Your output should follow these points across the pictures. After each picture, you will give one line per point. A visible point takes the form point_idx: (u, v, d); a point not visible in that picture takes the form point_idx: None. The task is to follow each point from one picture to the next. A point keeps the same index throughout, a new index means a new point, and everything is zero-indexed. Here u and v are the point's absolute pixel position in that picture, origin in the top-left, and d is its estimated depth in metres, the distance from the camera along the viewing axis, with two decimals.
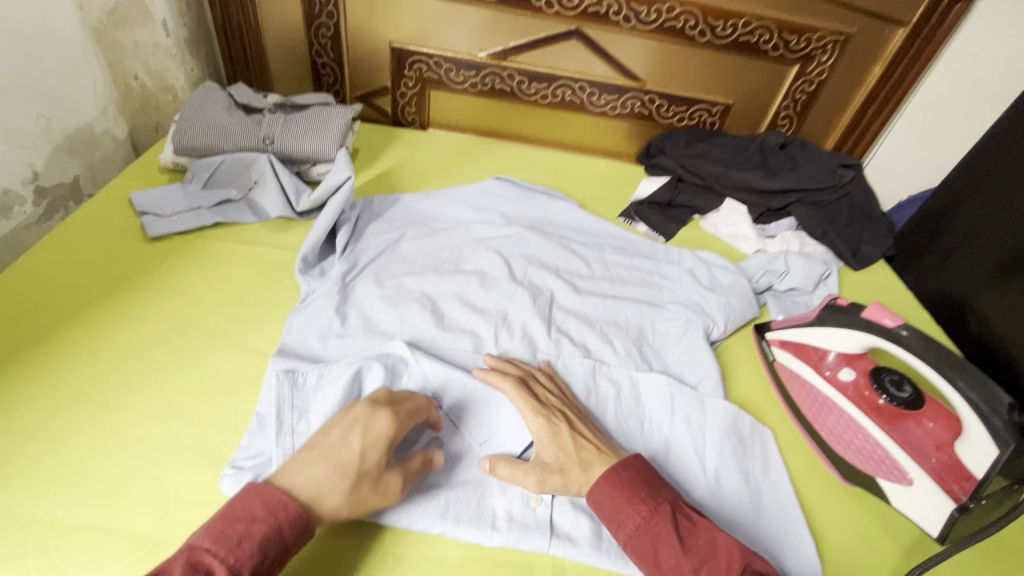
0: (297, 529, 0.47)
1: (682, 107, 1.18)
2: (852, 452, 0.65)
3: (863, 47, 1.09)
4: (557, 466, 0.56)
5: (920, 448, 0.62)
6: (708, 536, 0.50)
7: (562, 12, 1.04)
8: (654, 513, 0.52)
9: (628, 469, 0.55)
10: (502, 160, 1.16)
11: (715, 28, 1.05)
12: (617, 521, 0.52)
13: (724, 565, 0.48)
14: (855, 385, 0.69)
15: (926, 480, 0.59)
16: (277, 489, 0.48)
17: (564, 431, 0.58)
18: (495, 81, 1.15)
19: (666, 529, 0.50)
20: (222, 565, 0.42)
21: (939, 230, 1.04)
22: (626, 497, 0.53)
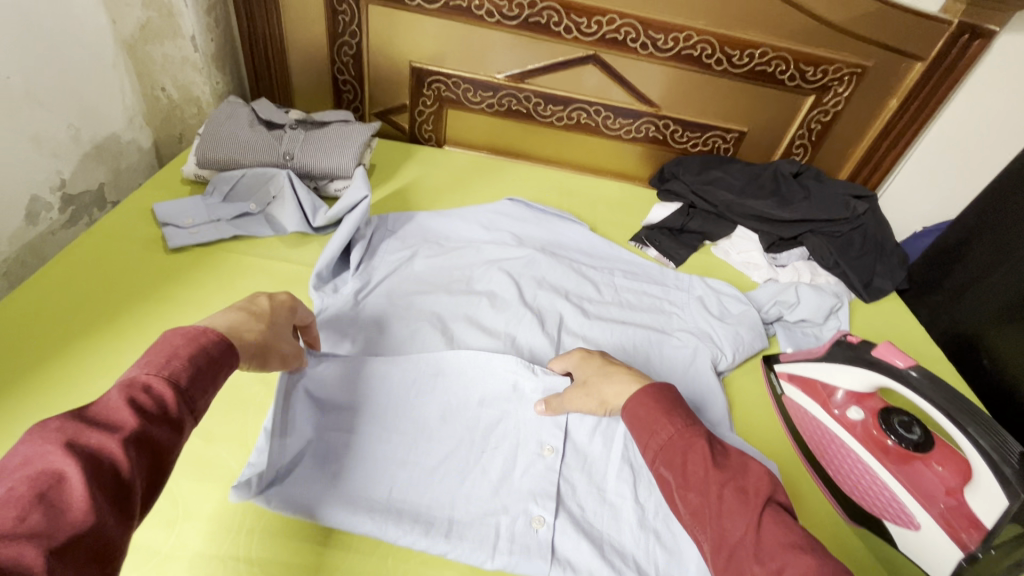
0: (225, 347, 0.46)
1: (696, 133, 1.18)
2: (859, 493, 0.64)
3: (880, 80, 1.09)
4: (587, 376, 0.66)
5: (929, 491, 0.61)
6: (739, 460, 0.51)
7: (580, 37, 1.06)
8: (687, 431, 0.53)
9: (669, 394, 0.57)
10: (516, 180, 1.18)
11: (731, 57, 1.06)
12: (653, 429, 0.54)
13: (751, 488, 0.49)
14: (864, 424, 0.68)
15: (934, 525, 0.58)
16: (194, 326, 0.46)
17: (598, 350, 0.68)
18: (512, 102, 1.17)
19: (698, 445, 0.52)
20: (164, 381, 0.41)
21: (953, 265, 1.04)
22: (665, 412, 0.55)
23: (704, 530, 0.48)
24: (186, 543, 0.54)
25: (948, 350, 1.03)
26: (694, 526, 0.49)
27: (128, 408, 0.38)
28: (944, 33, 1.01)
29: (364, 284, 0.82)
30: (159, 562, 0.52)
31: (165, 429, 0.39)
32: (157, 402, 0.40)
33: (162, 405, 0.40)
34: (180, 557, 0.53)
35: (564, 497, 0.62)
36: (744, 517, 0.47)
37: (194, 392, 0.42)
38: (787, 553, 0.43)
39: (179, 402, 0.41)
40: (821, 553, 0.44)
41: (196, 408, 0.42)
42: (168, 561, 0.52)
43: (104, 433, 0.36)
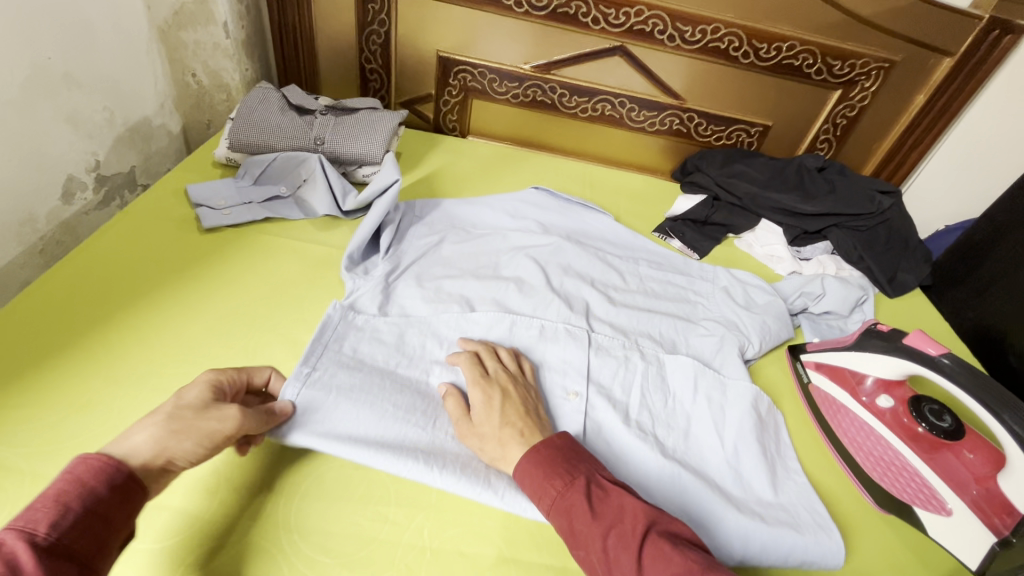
0: (79, 469, 0.42)
1: (720, 126, 1.18)
2: (889, 479, 0.65)
3: (906, 76, 1.09)
4: (483, 435, 0.59)
5: (959, 479, 0.62)
6: (616, 501, 0.52)
7: (607, 28, 1.06)
8: (569, 487, 0.53)
9: (547, 447, 0.56)
10: (539, 171, 1.18)
11: (759, 50, 1.06)
12: (538, 495, 0.54)
13: (633, 528, 0.49)
14: (893, 412, 0.69)
15: (966, 511, 0.59)
16: (76, 458, 0.43)
17: (496, 405, 0.60)
18: (537, 93, 1.17)
19: (579, 499, 0.52)
20: (18, 532, 0.37)
21: (978, 262, 1.04)
22: (543, 473, 0.54)
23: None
24: (228, 508, 0.55)
25: (971, 346, 1.02)
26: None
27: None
28: (974, 28, 1.01)
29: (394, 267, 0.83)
30: (201, 527, 0.53)
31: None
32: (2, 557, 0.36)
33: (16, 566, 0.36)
34: (222, 522, 0.54)
35: None
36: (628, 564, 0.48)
37: (63, 538, 0.38)
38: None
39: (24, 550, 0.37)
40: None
41: (74, 553, 0.39)
42: (209, 526, 0.54)
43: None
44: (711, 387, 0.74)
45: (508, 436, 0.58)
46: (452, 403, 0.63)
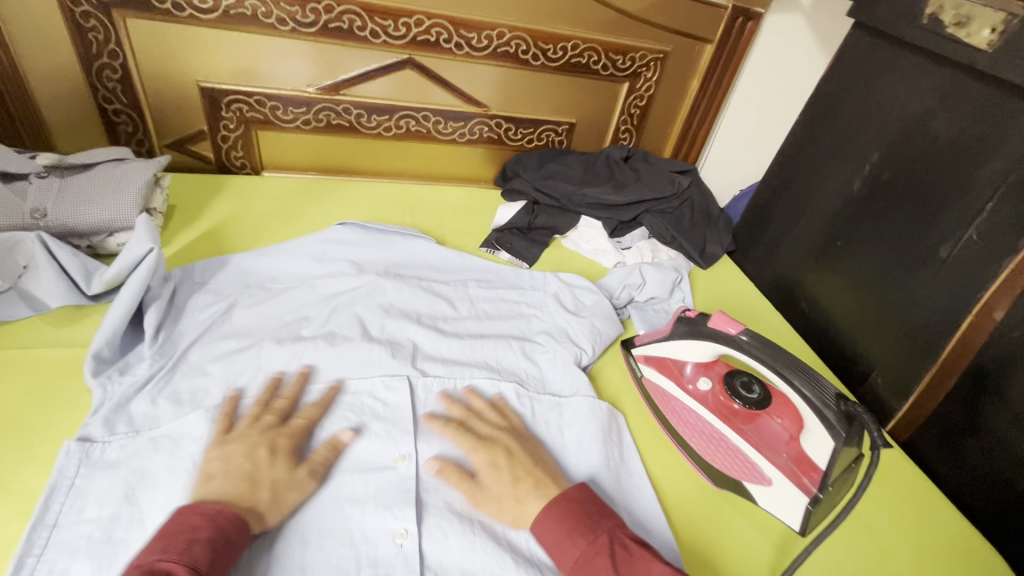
0: (240, 524, 0.51)
1: (529, 129, 1.18)
2: (720, 459, 0.67)
3: (679, 64, 1.17)
4: (496, 497, 0.59)
5: (773, 444, 0.65)
6: (645, 565, 0.51)
7: (389, 41, 0.99)
8: (592, 545, 0.53)
9: (567, 502, 0.56)
10: (352, 202, 1.08)
11: (547, 51, 1.07)
12: (561, 554, 0.54)
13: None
14: (712, 392, 0.72)
15: (782, 478, 0.62)
16: (207, 503, 0.51)
17: (502, 465, 0.60)
18: (331, 116, 1.06)
19: (602, 563, 0.51)
20: (178, 565, 0.45)
21: (767, 223, 1.16)
22: (563, 531, 0.54)
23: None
24: None
25: (774, 299, 1.15)
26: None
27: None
28: (723, 17, 1.12)
29: (166, 359, 0.68)
30: None
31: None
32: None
33: None
34: None
35: (431, 554, 0.56)
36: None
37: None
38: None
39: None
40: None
41: None
42: None
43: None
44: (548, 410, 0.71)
45: (524, 491, 0.58)
46: (449, 473, 0.61)
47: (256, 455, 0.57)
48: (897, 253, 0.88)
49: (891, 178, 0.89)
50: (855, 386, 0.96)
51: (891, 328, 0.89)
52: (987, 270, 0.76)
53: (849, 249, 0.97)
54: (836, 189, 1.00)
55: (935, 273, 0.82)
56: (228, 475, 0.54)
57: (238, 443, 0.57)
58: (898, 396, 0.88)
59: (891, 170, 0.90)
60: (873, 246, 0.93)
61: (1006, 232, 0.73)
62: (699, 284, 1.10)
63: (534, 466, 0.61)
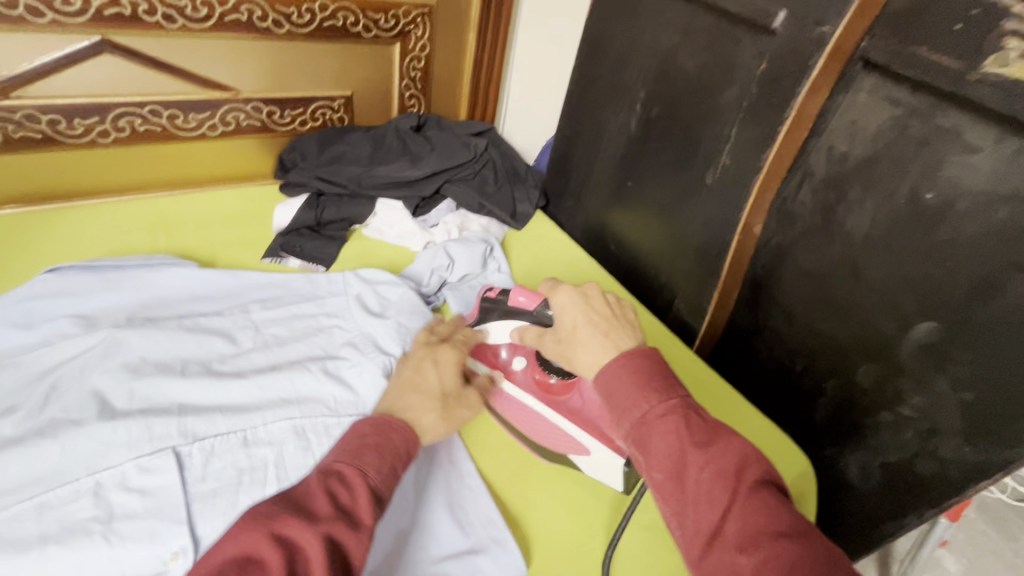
0: (412, 439, 0.52)
1: (298, 109, 1.01)
2: (545, 439, 0.67)
3: (450, 18, 1.08)
4: (562, 341, 0.61)
5: (589, 413, 0.66)
6: (723, 437, 0.46)
7: (62, 19, 0.76)
8: (662, 405, 0.49)
9: (644, 358, 0.53)
10: (78, 239, 0.85)
11: (289, 16, 0.90)
12: (625, 407, 0.50)
13: (734, 470, 0.44)
14: (527, 372, 0.72)
15: (597, 446, 0.63)
16: (401, 422, 0.53)
17: (585, 304, 0.62)
18: (8, 128, 0.80)
19: (674, 423, 0.47)
20: (355, 471, 0.46)
21: (569, 172, 1.18)
22: (636, 385, 0.51)
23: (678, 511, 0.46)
24: None
25: (588, 246, 1.18)
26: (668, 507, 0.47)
27: (324, 496, 0.43)
28: None
29: None
30: None
31: (351, 523, 0.43)
32: (350, 486, 0.45)
33: (348, 500, 0.44)
34: None
35: None
36: (718, 500, 0.43)
37: (380, 487, 0.46)
38: (770, 542, 0.40)
39: (368, 491, 0.45)
40: (813, 545, 0.40)
41: (384, 499, 0.46)
42: None
43: (305, 521, 0.40)
44: None
45: (613, 329, 0.58)
46: (530, 333, 0.67)
47: (422, 366, 0.62)
48: (673, 185, 0.94)
49: (658, 116, 0.93)
50: (666, 314, 1.03)
51: (682, 254, 0.96)
52: (742, 189, 0.83)
53: (639, 188, 1.01)
54: (618, 132, 1.03)
55: (707, 199, 0.88)
56: (399, 389, 0.58)
57: (412, 360, 0.64)
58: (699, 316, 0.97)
59: (657, 108, 0.93)
60: (656, 182, 0.97)
61: (751, 153, 0.80)
62: (517, 246, 1.08)
63: (614, 312, 0.61)
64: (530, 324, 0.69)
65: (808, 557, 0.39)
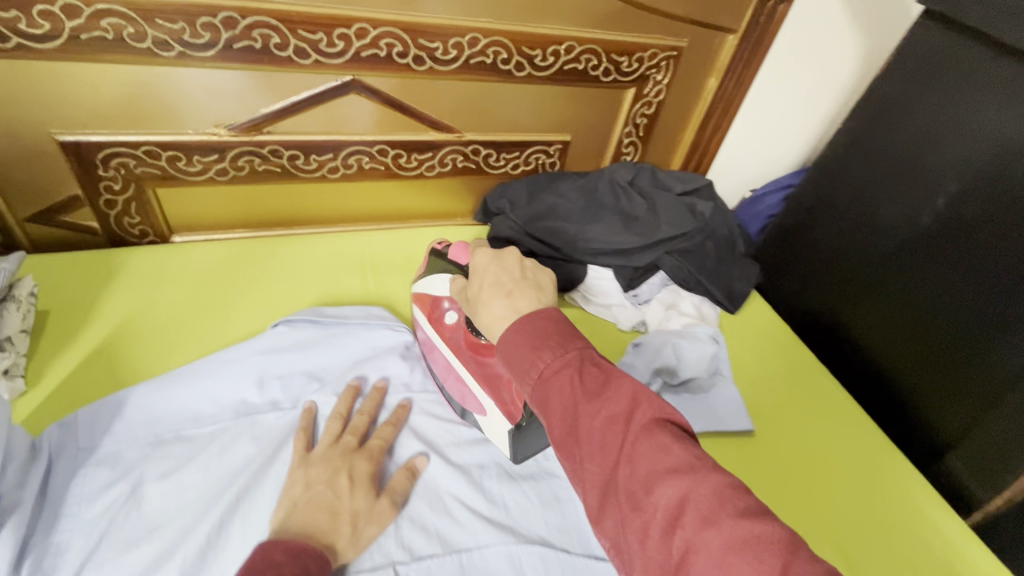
0: (326, 563, 0.49)
1: (514, 153, 0.94)
2: (460, 394, 0.68)
3: (694, 61, 0.94)
4: (472, 299, 0.58)
5: (496, 379, 0.65)
6: (618, 381, 0.43)
7: (322, 60, 0.73)
8: (562, 360, 0.45)
9: (541, 318, 0.48)
10: (295, 272, 0.83)
11: (533, 58, 0.82)
12: (523, 371, 0.46)
13: (628, 413, 0.41)
14: (458, 328, 0.69)
15: (492, 407, 0.64)
16: (295, 537, 0.50)
17: (494, 265, 0.58)
18: (254, 161, 0.80)
19: (568, 378, 0.43)
20: None
21: (799, 248, 0.99)
22: (534, 346, 0.46)
23: (589, 478, 0.41)
24: None
25: (810, 339, 0.99)
26: (580, 477, 0.42)
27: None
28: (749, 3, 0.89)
29: None
30: None
31: None
32: None
33: None
34: None
35: None
36: (617, 444, 0.40)
37: None
38: (664, 480, 0.37)
39: None
40: (704, 479, 0.37)
41: None
42: None
43: None
44: None
45: (518, 293, 0.53)
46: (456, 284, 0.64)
47: (338, 483, 0.56)
48: (981, 311, 0.73)
49: (974, 218, 0.73)
50: (922, 461, 0.82)
51: (970, 397, 0.74)
52: None
53: (911, 295, 0.81)
54: (895, 222, 0.83)
55: None
56: (309, 505, 0.53)
57: (320, 467, 0.56)
58: (982, 484, 0.75)
59: (974, 211, 0.72)
60: (945, 297, 0.77)
61: None
62: (726, 336, 0.92)
63: (524, 275, 0.56)
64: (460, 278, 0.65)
65: (702, 493, 0.36)
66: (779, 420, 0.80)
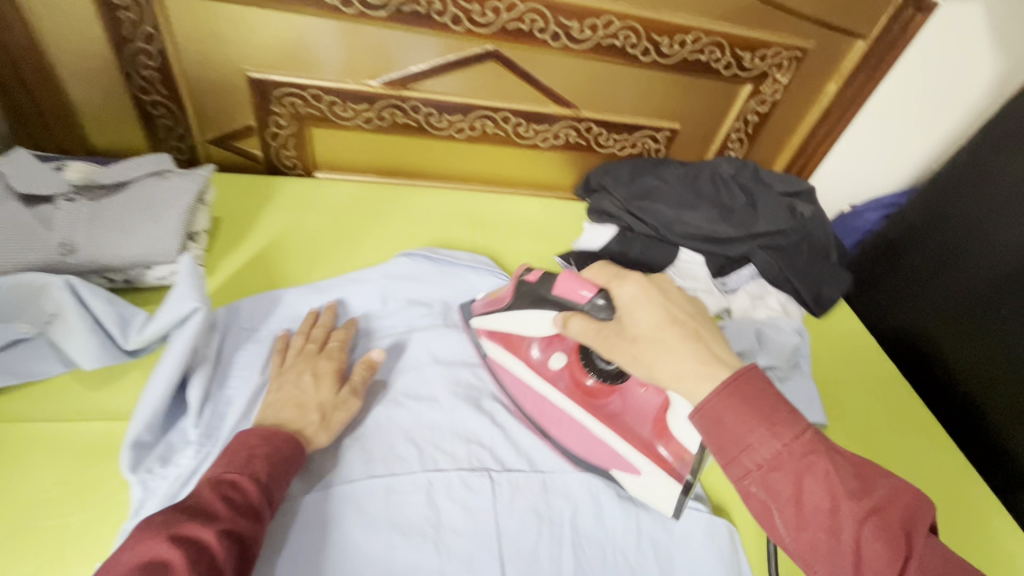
0: (297, 446, 0.55)
1: (624, 134, 1.00)
2: (586, 450, 0.64)
3: (818, 64, 0.96)
4: (636, 340, 0.53)
5: (637, 431, 0.63)
6: (869, 479, 0.43)
7: (472, 29, 0.81)
8: (806, 449, 0.43)
9: (754, 384, 0.46)
10: (415, 217, 0.93)
11: (660, 46, 0.87)
12: (746, 448, 0.44)
13: (891, 521, 0.41)
14: (566, 371, 0.67)
15: (649, 466, 0.61)
16: (265, 427, 0.55)
17: (656, 301, 0.53)
18: (396, 114, 0.90)
19: (819, 469, 0.43)
20: (244, 476, 0.50)
21: (897, 264, 0.97)
22: (766, 422, 0.44)
23: (829, 565, 0.42)
24: None
25: (895, 354, 0.98)
26: (807, 560, 0.43)
27: (220, 501, 0.47)
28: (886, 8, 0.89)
29: (215, 441, 0.60)
30: None
31: (251, 515, 0.48)
32: (243, 493, 0.49)
33: (245, 497, 0.49)
34: None
35: None
36: (885, 558, 0.40)
37: (270, 486, 0.51)
38: None
39: (259, 491, 0.50)
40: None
41: (272, 499, 0.51)
42: None
43: (202, 521, 0.45)
44: (653, 524, 0.62)
45: (692, 337, 0.50)
46: (579, 326, 0.58)
47: None
48: None
49: None
50: (1001, 490, 0.81)
51: None
52: None
53: (1017, 321, 0.79)
54: (1011, 246, 0.81)
55: None
56: None
57: None
58: None
59: None
60: None
61: None
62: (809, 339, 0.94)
63: (688, 312, 0.53)
64: (581, 316, 0.58)
65: None
66: (856, 424, 0.82)
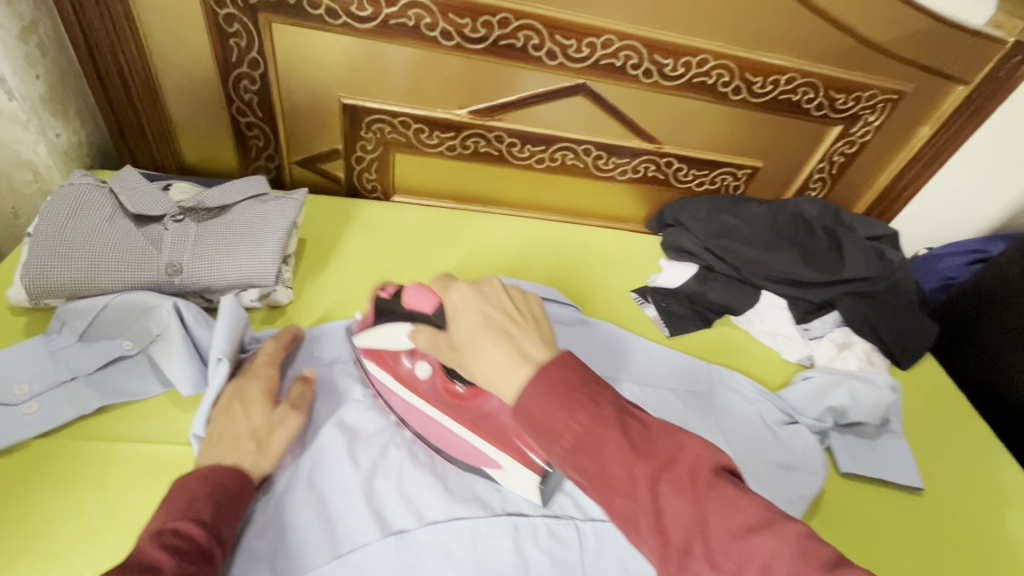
0: (241, 479, 0.52)
1: (704, 170, 0.98)
2: (454, 452, 0.62)
3: (913, 107, 0.93)
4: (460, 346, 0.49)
5: (500, 433, 0.61)
6: (661, 437, 0.41)
7: (566, 63, 0.81)
8: (597, 419, 0.40)
9: (566, 368, 0.43)
10: (491, 246, 0.93)
11: (752, 85, 0.86)
12: (552, 433, 0.41)
13: (687, 472, 0.39)
14: (433, 380, 0.64)
15: (511, 463, 0.59)
16: (200, 470, 0.51)
17: (474, 304, 0.50)
18: (479, 143, 0.90)
19: (614, 441, 0.39)
20: (194, 521, 0.46)
21: (989, 315, 0.91)
22: (558, 402, 0.41)
23: (640, 535, 0.38)
24: None
25: (990, 413, 0.92)
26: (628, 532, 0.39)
27: (168, 550, 0.42)
28: (993, 55, 0.86)
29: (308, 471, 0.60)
30: None
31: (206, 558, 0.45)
32: (190, 538, 0.45)
33: (194, 540, 0.45)
34: None
35: None
36: (686, 509, 0.38)
37: (218, 526, 0.47)
38: (744, 543, 0.36)
39: (208, 534, 0.46)
40: None
41: (222, 538, 0.48)
42: None
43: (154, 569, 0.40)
44: None
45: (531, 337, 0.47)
46: (422, 338, 0.55)
47: None
48: None
49: None
50: None
51: None
52: None
53: None
54: None
55: None
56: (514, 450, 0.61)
57: None
58: None
59: None
60: None
61: None
62: None
63: (515, 312, 0.50)
64: (422, 329, 0.55)
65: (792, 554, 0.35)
66: (949, 489, 0.78)
